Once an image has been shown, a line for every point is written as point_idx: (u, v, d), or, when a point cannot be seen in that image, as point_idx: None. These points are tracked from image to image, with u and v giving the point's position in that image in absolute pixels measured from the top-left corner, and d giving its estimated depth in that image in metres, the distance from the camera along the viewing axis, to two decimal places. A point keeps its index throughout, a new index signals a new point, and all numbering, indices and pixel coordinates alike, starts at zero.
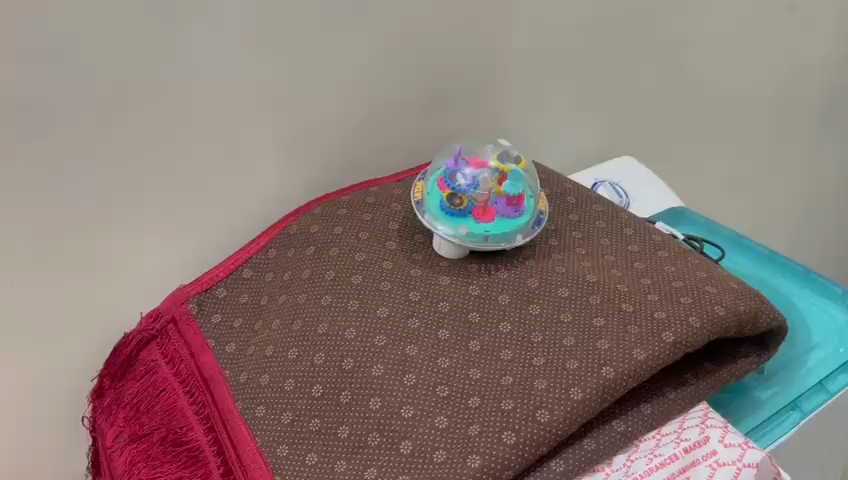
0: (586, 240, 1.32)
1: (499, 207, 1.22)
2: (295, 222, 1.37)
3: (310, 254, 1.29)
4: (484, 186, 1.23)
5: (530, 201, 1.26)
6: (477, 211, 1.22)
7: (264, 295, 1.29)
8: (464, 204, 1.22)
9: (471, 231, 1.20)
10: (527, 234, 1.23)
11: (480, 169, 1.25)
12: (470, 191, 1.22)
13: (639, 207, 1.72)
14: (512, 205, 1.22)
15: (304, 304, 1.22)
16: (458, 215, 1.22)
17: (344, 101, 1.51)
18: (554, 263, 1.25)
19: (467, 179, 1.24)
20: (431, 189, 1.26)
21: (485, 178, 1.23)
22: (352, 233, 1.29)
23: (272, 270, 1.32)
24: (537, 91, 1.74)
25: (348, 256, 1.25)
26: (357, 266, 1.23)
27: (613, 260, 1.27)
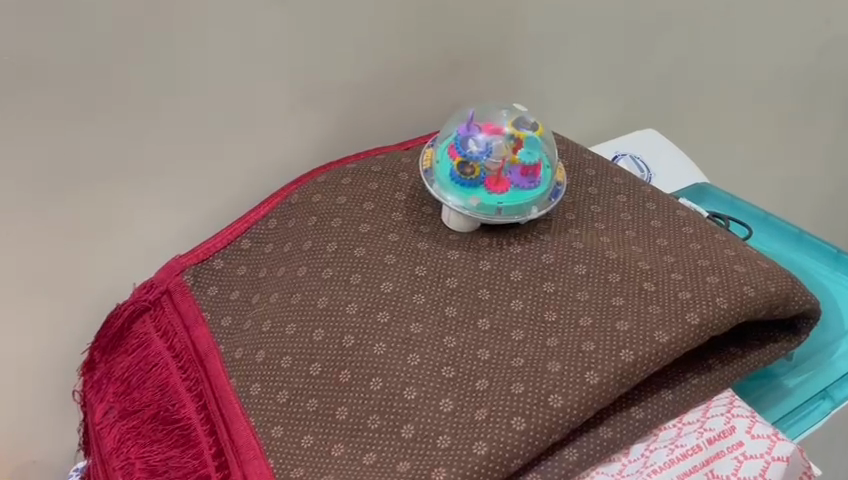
0: (605, 215, 1.24)
1: (513, 176, 1.14)
2: (296, 191, 1.30)
3: (311, 224, 1.21)
4: (498, 153, 1.14)
5: (547, 169, 1.18)
6: (490, 181, 1.14)
7: (263, 268, 1.22)
8: (477, 173, 1.14)
9: (482, 202, 1.13)
10: (543, 206, 1.15)
11: (495, 134, 1.16)
12: (483, 159, 1.13)
13: (662, 182, 1.63)
14: (528, 174, 1.14)
15: (304, 278, 1.14)
16: (469, 185, 1.14)
17: (352, 64, 1.44)
18: (571, 239, 1.17)
19: (481, 145, 1.15)
20: (441, 154, 1.18)
21: (500, 145, 1.15)
22: (356, 203, 1.22)
23: (272, 241, 1.25)
24: (557, 58, 1.65)
25: (351, 227, 1.18)
26: (361, 238, 1.16)
27: (635, 236, 1.19)
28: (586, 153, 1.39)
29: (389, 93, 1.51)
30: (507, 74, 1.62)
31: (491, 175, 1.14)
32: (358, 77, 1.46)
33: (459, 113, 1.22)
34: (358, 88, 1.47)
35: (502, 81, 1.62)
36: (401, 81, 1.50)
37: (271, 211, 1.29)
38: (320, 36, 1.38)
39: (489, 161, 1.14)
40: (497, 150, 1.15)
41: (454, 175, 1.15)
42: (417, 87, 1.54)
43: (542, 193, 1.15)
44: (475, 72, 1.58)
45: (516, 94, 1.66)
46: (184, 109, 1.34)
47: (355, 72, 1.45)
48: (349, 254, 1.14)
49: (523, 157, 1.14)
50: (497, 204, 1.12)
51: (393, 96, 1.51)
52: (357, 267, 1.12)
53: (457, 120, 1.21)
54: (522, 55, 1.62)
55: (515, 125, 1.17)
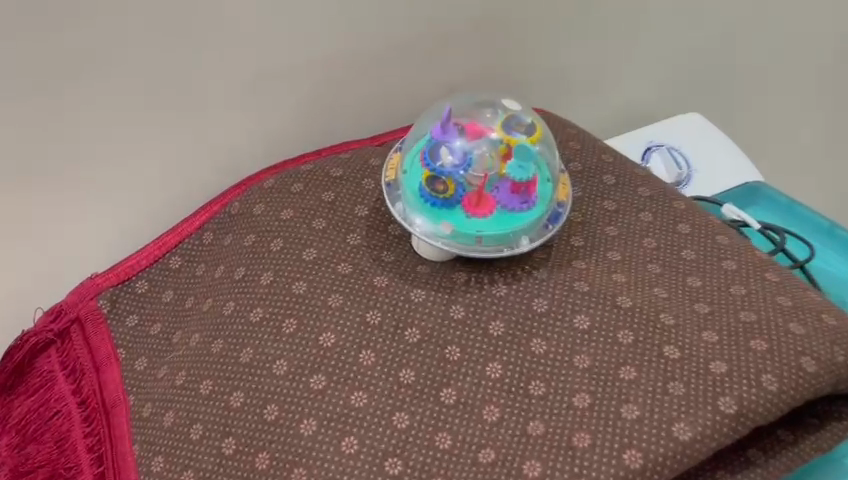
0: (622, 240, 0.96)
1: (500, 195, 0.88)
2: (238, 198, 1.05)
3: (248, 244, 0.97)
4: (481, 166, 0.88)
5: (545, 185, 0.91)
6: (469, 202, 0.88)
7: (190, 297, 0.99)
8: (451, 191, 0.87)
9: (458, 230, 0.87)
10: (537, 235, 0.89)
11: (477, 138, 0.89)
12: (461, 174, 0.87)
13: (703, 183, 1.34)
14: (520, 193, 0.88)
15: (230, 318, 0.90)
16: (441, 207, 0.88)
17: (332, 48, 1.14)
18: (573, 276, 0.90)
19: (458, 153, 0.88)
20: (408, 163, 0.91)
21: (483, 154, 0.88)
22: (304, 220, 0.96)
23: (205, 261, 1.01)
24: (590, 27, 1.32)
25: (293, 253, 0.93)
26: (303, 269, 0.91)
27: (658, 273, 0.92)
28: (604, 152, 1.10)
29: (376, 82, 1.21)
30: (522, 58, 1.31)
31: (471, 194, 0.88)
32: (337, 64, 1.16)
33: (435, 107, 0.95)
34: (336, 77, 1.18)
35: (519, 65, 1.31)
36: (389, 60, 1.20)
37: (209, 221, 1.05)
38: (288, 15, 1.08)
39: (468, 175, 0.88)
40: (480, 160, 0.88)
41: (422, 193, 0.88)
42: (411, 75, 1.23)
43: (536, 217, 0.89)
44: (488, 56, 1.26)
45: (535, 79, 1.34)
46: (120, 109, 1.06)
47: (335, 57, 1.15)
48: (283, 289, 0.89)
49: (513, 170, 0.88)
50: (476, 233, 0.87)
51: (380, 85, 1.22)
52: (292, 310, 0.87)
53: (431, 117, 0.94)
54: (549, 34, 1.29)
55: (505, 127, 0.90)
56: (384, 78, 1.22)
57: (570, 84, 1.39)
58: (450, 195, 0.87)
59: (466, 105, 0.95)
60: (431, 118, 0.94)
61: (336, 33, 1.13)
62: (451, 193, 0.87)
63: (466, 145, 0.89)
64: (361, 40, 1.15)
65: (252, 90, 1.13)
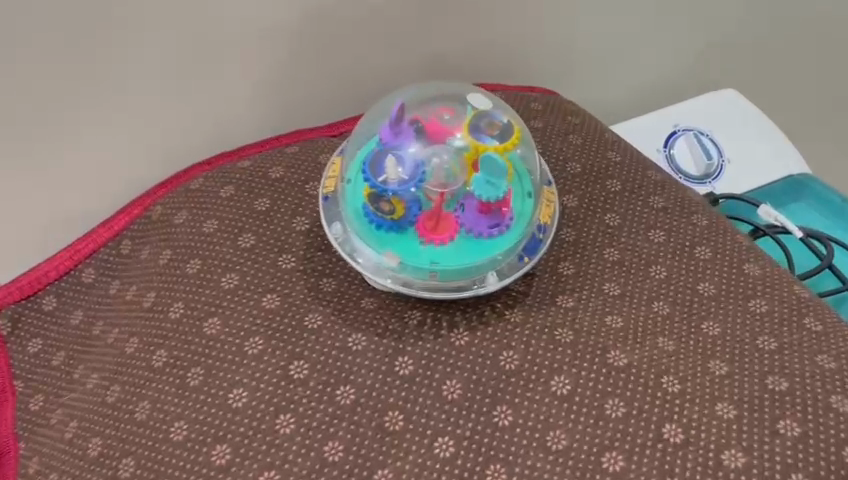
0: (624, 270, 0.77)
1: (465, 216, 0.69)
2: (161, 201, 0.87)
3: (163, 263, 0.80)
4: (439, 178, 0.69)
5: (524, 200, 0.72)
6: (423, 223, 0.69)
7: (98, 323, 0.82)
8: (400, 211, 0.68)
9: (408, 262, 0.68)
10: (512, 269, 0.70)
11: (436, 143, 0.71)
12: (413, 190, 0.68)
13: (737, 178, 1.13)
14: (489, 215, 0.69)
15: (132, 359, 0.74)
16: (387, 231, 0.69)
17: (293, 31, 0.90)
18: (557, 319, 0.71)
19: (410, 162, 0.69)
20: (349, 173, 0.72)
21: (442, 164, 0.69)
22: (229, 235, 0.78)
23: (120, 277, 0.85)
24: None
25: (211, 280, 0.75)
26: (220, 301, 0.73)
27: (667, 317, 0.73)
28: (611, 148, 0.89)
29: (345, 68, 0.98)
30: (533, 35, 1.05)
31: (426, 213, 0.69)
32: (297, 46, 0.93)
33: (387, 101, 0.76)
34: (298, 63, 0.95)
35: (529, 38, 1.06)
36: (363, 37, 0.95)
37: (128, 226, 0.88)
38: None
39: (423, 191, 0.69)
40: (438, 172, 0.69)
41: (364, 212, 0.70)
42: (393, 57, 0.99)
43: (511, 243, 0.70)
44: (490, 35, 1.02)
45: (546, 59, 1.10)
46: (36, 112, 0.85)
47: (295, 43, 0.92)
48: (194, 327, 0.72)
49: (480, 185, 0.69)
50: (430, 265, 0.68)
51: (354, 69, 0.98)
52: (202, 358, 0.70)
53: (381, 114, 0.75)
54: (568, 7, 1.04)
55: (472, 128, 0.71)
56: (357, 66, 0.98)
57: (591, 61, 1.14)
58: (398, 216, 0.68)
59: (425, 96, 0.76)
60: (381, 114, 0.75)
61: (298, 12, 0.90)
62: (400, 214, 0.68)
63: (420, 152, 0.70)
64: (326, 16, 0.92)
65: None
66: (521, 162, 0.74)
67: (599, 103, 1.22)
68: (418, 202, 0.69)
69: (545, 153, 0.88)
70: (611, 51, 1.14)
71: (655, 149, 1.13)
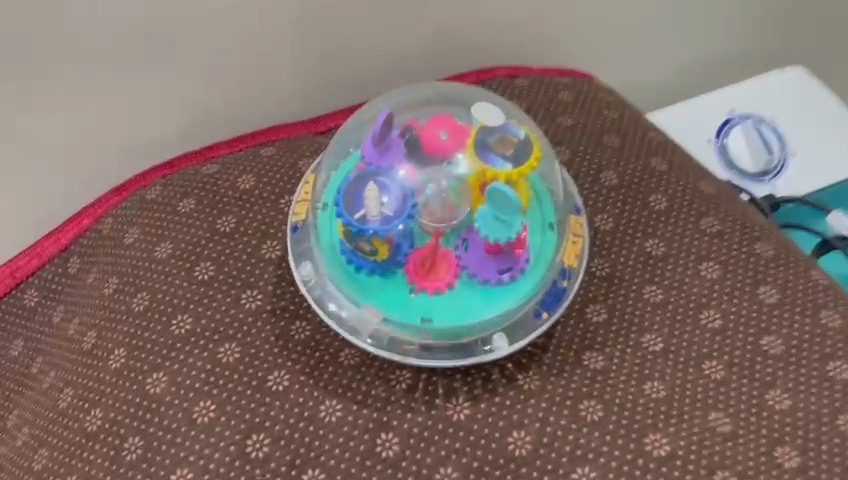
0: (669, 317, 0.62)
1: (467, 258, 0.56)
2: (113, 213, 0.73)
3: (107, 295, 0.66)
4: (435, 209, 0.56)
5: (542, 237, 0.58)
6: (415, 266, 0.55)
7: (37, 360, 0.70)
8: (385, 251, 0.55)
9: (393, 317, 0.54)
10: (528, 327, 0.56)
11: (432, 164, 0.57)
12: (401, 226, 0.54)
13: (802, 178, 0.94)
14: (498, 256, 0.55)
15: (63, 417, 0.61)
16: (370, 276, 0.55)
17: (276, 13, 0.71)
18: (583, 389, 0.57)
19: (399, 189, 0.56)
20: (326, 198, 0.59)
21: (440, 190, 0.56)
22: (181, 265, 0.64)
23: (64, 304, 0.71)
24: None
25: (159, 323, 0.62)
26: (167, 352, 0.60)
27: (721, 385, 0.58)
28: (655, 153, 0.73)
29: (337, 63, 0.78)
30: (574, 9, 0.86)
31: (419, 254, 0.55)
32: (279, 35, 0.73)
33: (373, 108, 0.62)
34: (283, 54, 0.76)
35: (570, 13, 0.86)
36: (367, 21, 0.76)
37: (76, 241, 0.74)
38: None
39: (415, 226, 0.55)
40: (434, 201, 0.56)
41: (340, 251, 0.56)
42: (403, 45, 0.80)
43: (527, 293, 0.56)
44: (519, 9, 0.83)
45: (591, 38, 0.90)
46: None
47: (283, 27, 0.73)
48: (135, 384, 0.60)
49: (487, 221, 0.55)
50: (422, 323, 0.54)
51: (357, 59, 0.79)
52: (142, 426, 0.58)
53: (366, 125, 0.61)
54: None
55: (478, 145, 0.57)
56: (355, 60, 0.79)
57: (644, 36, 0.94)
58: (383, 257, 0.55)
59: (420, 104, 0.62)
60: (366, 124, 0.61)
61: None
62: (385, 255, 0.54)
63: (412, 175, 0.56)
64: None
65: None
66: (540, 186, 0.60)
67: (650, 88, 1.02)
68: (409, 240, 0.55)
69: (575, 159, 0.72)
70: (666, 21, 0.94)
71: (706, 140, 0.96)
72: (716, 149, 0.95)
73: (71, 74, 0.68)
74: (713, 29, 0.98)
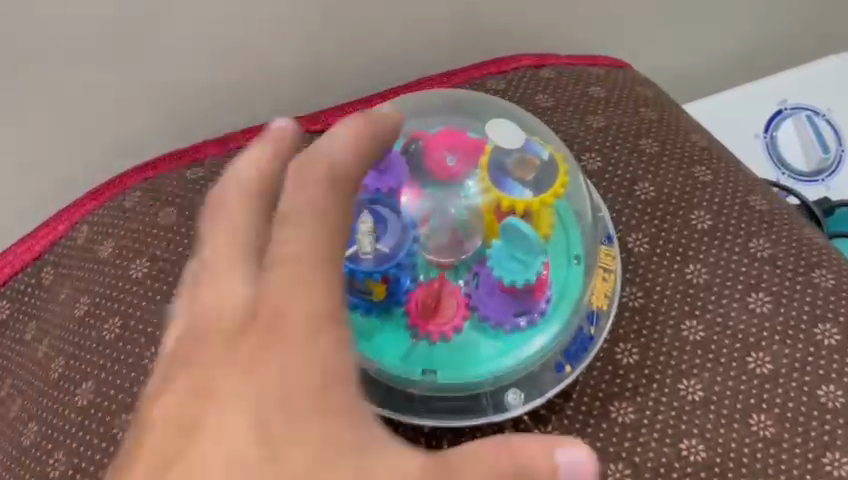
0: (710, 360, 0.54)
1: (478, 297, 0.54)
2: (90, 219, 0.66)
3: (78, 316, 0.60)
4: (439, 242, 0.55)
5: (566, 271, 0.56)
6: (414, 306, 0.54)
7: (7, 381, 0.63)
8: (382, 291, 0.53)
9: (396, 362, 0.53)
10: (555, 380, 0.52)
11: (435, 196, 0.56)
12: (402, 261, 0.54)
13: None
14: (513, 296, 0.54)
15: (26, 457, 0.56)
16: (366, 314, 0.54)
17: None
18: (611, 448, 0.51)
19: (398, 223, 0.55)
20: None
21: (445, 221, 0.55)
22: (160, 289, 0.59)
23: (37, 320, 0.64)
24: None
25: (129, 355, 0.57)
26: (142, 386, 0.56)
27: (771, 445, 0.50)
28: (699, 161, 0.63)
29: (340, 51, 0.70)
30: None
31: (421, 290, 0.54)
32: (275, 20, 0.65)
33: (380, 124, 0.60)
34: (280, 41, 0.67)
35: None
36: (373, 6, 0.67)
37: (49, 249, 0.67)
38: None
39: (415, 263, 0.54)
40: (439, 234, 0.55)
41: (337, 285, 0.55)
42: (413, 31, 0.71)
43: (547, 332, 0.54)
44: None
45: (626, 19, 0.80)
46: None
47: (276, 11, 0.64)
48: (105, 423, 0.55)
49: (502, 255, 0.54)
50: (427, 372, 0.53)
51: (362, 47, 0.70)
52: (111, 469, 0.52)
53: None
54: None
55: (493, 175, 0.56)
56: (361, 47, 0.70)
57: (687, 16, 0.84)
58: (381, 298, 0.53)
59: (433, 117, 0.60)
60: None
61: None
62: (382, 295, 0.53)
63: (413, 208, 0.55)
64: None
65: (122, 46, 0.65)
66: (565, 217, 0.57)
67: (692, 77, 0.91)
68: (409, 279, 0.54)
69: (607, 171, 0.63)
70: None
71: (752, 134, 0.86)
72: (764, 144, 0.85)
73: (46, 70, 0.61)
74: (764, 10, 0.88)
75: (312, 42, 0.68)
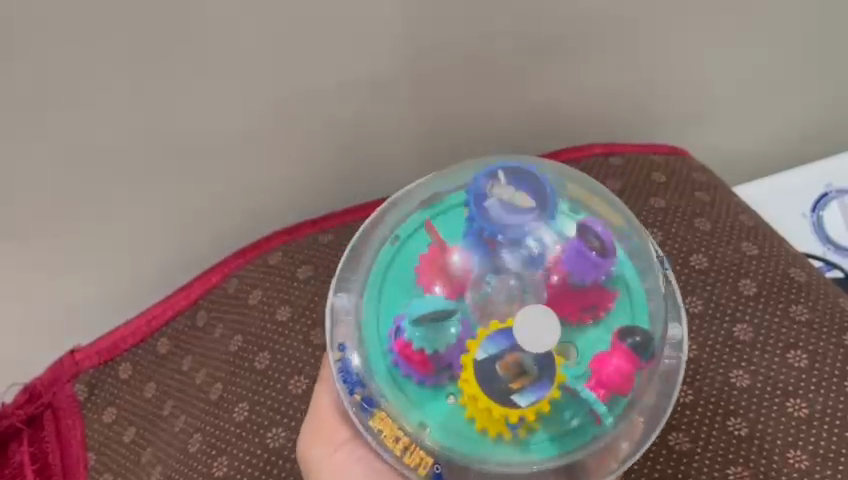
0: (755, 402, 0.65)
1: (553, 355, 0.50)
2: (237, 274, 0.81)
3: (232, 350, 0.76)
4: (494, 310, 0.51)
5: (545, 450, 0.51)
6: (406, 359, 0.51)
7: (168, 402, 0.77)
8: (408, 455, 0.52)
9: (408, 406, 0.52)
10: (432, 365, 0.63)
11: (575, 257, 0.53)
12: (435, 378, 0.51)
13: None
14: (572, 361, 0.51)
15: (192, 459, 0.70)
16: (392, 409, 0.52)
17: (397, 107, 0.77)
18: (668, 470, 0.62)
19: (495, 225, 0.53)
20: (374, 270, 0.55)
21: (544, 366, 0.49)
22: (300, 329, 0.75)
23: (192, 354, 0.79)
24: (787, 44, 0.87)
25: (279, 381, 0.72)
26: (284, 408, 0.70)
27: (804, 475, 0.60)
28: (746, 237, 0.76)
29: (447, 146, 0.83)
30: (676, 87, 0.87)
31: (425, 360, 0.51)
32: (399, 127, 0.80)
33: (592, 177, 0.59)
34: (395, 145, 0.82)
35: (669, 99, 0.88)
36: (475, 110, 0.80)
37: (204, 296, 0.82)
38: (328, 38, 0.68)
39: (447, 390, 0.51)
40: (518, 349, 0.49)
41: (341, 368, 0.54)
42: (504, 114, 0.82)
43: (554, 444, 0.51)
44: (630, 72, 0.82)
45: (697, 99, 0.89)
46: (94, 187, 0.73)
47: (401, 120, 0.79)
48: (256, 436, 0.69)
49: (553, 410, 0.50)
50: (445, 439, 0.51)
51: (466, 143, 0.83)
52: (261, 476, 0.67)
53: (541, 327, 0.49)
54: (724, 19, 0.81)
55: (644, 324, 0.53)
56: (462, 137, 0.83)
57: (752, 99, 0.92)
58: (424, 474, 0.52)
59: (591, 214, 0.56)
60: (529, 320, 0.49)
61: (392, 52, 0.72)
62: (401, 451, 0.52)
63: (474, 263, 0.53)
64: (441, 60, 0.74)
65: (274, 156, 0.78)
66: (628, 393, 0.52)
67: (748, 171, 1.01)
68: (439, 388, 0.51)
69: (667, 243, 0.76)
70: (776, 79, 0.91)
71: (800, 214, 0.95)
72: (809, 223, 0.95)
73: (218, 163, 0.76)
74: (822, 94, 0.95)
75: (426, 146, 0.82)
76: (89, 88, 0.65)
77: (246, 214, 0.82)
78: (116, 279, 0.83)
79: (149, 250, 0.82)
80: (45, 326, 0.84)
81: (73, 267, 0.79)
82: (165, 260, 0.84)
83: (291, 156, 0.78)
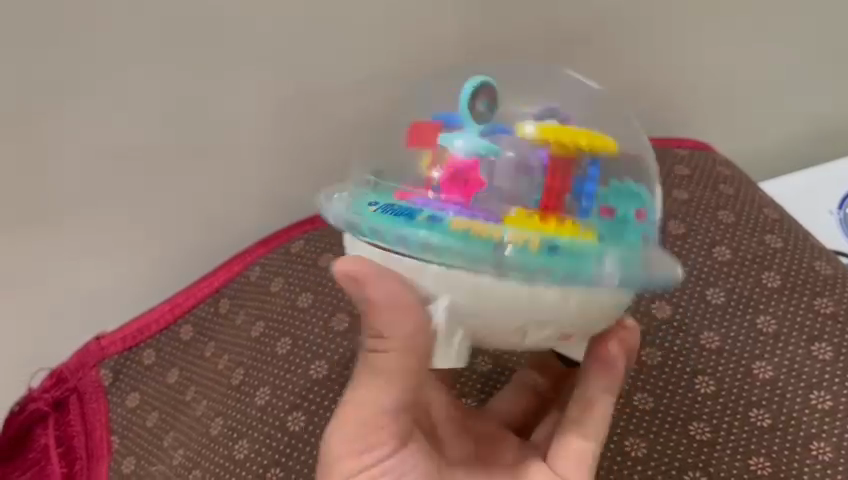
0: (778, 395, 0.64)
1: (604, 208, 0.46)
2: (259, 262, 0.82)
3: (254, 335, 0.77)
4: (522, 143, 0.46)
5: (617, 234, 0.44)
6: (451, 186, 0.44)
7: (191, 388, 0.78)
8: (488, 234, 0.41)
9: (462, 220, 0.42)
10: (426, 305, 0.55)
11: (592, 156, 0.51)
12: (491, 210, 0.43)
13: None
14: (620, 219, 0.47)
15: (214, 442, 0.71)
16: (451, 218, 0.42)
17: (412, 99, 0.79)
18: (689, 459, 0.62)
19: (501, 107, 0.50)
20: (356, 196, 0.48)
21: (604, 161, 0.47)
22: (320, 316, 0.75)
23: (215, 340, 0.80)
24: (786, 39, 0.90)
25: (299, 366, 0.72)
26: (304, 391, 0.71)
27: (828, 467, 0.60)
28: (770, 230, 0.76)
29: None
30: (685, 87, 0.89)
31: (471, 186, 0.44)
32: None
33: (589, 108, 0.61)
34: None
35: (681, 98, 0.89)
36: None
37: (227, 283, 0.83)
38: (323, 38, 0.74)
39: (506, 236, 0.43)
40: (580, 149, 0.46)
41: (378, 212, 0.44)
42: None
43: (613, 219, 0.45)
44: (635, 70, 0.85)
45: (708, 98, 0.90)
46: (114, 174, 0.76)
47: None
48: (277, 420, 0.70)
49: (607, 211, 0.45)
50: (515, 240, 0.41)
51: None
52: (282, 458, 0.68)
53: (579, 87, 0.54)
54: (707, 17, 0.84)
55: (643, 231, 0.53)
56: None
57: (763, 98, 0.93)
58: (508, 262, 0.40)
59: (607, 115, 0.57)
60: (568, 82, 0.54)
61: (388, 52, 0.77)
62: (492, 240, 0.41)
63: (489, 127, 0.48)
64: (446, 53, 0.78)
65: (291, 146, 0.80)
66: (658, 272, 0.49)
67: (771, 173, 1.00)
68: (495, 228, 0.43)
69: (689, 235, 0.75)
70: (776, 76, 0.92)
71: (825, 210, 0.92)
72: (835, 218, 0.91)
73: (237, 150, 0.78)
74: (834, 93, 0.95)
75: None
76: (98, 73, 0.70)
77: (267, 207, 0.83)
78: (140, 271, 0.84)
79: (171, 241, 0.83)
80: (67, 322, 0.84)
81: (98, 258, 0.81)
82: (186, 254, 0.84)
83: (308, 147, 0.80)
